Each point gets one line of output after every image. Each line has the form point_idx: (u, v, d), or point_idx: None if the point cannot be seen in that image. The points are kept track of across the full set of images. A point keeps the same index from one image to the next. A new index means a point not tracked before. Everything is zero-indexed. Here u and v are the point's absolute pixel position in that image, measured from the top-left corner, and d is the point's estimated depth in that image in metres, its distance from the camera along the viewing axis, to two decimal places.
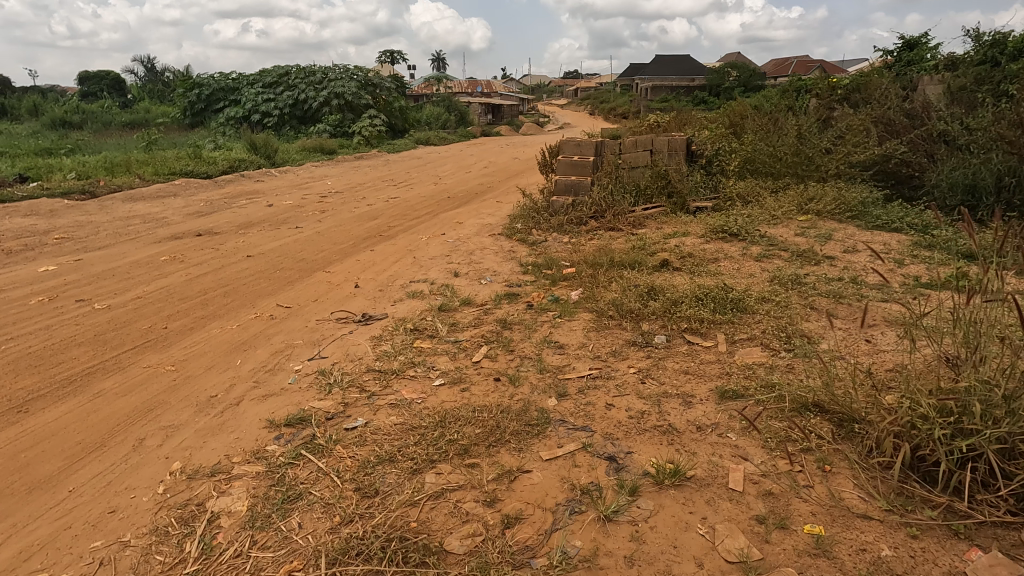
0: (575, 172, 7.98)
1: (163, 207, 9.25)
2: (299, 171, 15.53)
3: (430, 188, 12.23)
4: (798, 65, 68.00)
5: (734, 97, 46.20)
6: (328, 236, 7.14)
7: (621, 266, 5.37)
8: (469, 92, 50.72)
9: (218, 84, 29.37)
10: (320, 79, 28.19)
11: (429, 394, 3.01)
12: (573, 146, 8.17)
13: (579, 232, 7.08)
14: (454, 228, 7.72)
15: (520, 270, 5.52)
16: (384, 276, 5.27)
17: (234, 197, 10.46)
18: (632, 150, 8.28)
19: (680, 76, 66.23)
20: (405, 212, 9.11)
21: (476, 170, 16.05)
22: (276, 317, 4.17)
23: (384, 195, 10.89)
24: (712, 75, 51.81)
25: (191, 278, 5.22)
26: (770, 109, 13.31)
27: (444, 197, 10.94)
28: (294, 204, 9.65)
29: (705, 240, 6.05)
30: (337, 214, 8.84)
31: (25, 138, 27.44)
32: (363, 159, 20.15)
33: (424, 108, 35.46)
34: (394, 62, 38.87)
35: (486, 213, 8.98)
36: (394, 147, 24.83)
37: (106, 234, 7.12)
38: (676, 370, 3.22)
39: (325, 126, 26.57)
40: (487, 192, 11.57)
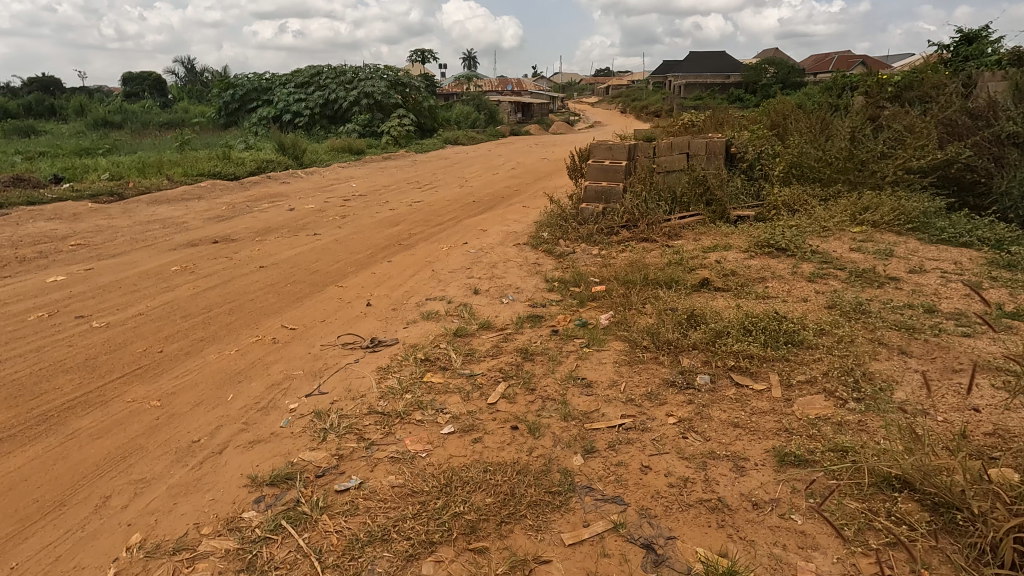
0: (606, 177, 7.52)
1: (186, 211, 9.14)
2: (325, 172, 15.42)
3: (455, 191, 11.90)
4: (840, 61, 65.55)
5: (771, 94, 44.70)
6: (346, 245, 6.85)
7: (656, 285, 4.90)
8: (498, 91, 50.44)
9: (252, 84, 29.71)
10: (351, 79, 28.24)
11: (436, 445, 2.63)
12: (604, 150, 7.72)
13: (610, 244, 6.62)
14: (477, 237, 7.34)
15: (545, 287, 5.11)
16: (399, 293, 4.92)
17: (257, 200, 10.31)
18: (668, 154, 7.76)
19: (716, 73, 64.55)
20: (428, 218, 8.78)
21: (503, 172, 15.66)
22: (279, 340, 3.85)
23: (407, 199, 10.60)
24: (750, 71, 50.24)
25: (198, 292, 4.97)
26: (816, 108, 12.53)
27: (469, 202, 10.59)
28: (315, 209, 9.43)
29: (749, 255, 5.53)
30: (358, 219, 8.57)
31: (67, 138, 28.28)
32: (391, 160, 20.01)
33: (454, 107, 35.28)
34: (425, 61, 38.82)
35: (511, 220, 8.59)
36: (422, 147, 24.70)
37: (122, 240, 6.99)
38: (724, 422, 2.76)
39: (354, 125, 26.59)
40: (514, 195, 11.17)
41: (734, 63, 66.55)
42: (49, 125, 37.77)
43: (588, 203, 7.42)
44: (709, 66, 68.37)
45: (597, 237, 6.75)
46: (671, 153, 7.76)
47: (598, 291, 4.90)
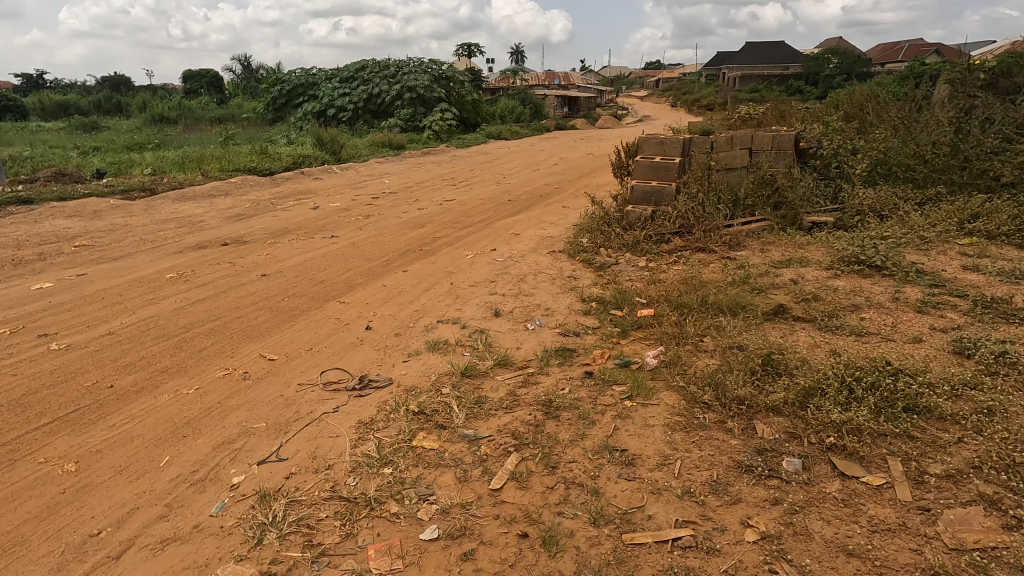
0: (656, 176, 6.60)
1: (209, 209, 8.78)
2: (361, 168, 14.99)
3: (491, 189, 11.14)
4: (912, 49, 61.08)
5: (836, 86, 41.88)
6: (362, 249, 6.21)
7: (717, 311, 4.00)
8: (545, 85, 49.46)
9: (298, 79, 29.90)
10: (395, 72, 27.95)
11: (409, 564, 1.88)
12: (655, 144, 6.82)
13: (659, 254, 5.71)
14: (507, 242, 6.56)
15: (580, 308, 4.28)
16: (407, 312, 4.20)
17: (284, 197, 9.88)
18: (729, 150, 6.77)
19: (774, 64, 61.31)
20: (457, 219, 8.07)
21: (545, 169, 14.80)
22: (251, 376, 3.17)
23: (439, 197, 9.93)
24: (812, 62, 47.34)
25: (184, 306, 4.39)
26: (898, 97, 11.08)
27: (505, 200, 9.81)
28: (341, 207, 8.89)
29: (832, 274, 4.53)
30: (382, 219, 7.95)
31: (124, 133, 29.24)
32: (430, 155, 19.49)
33: (498, 101, 34.58)
34: (470, 55, 38.29)
35: (548, 222, 7.78)
36: (464, 142, 24.10)
37: (132, 240, 6.62)
38: (830, 545, 1.88)
39: (396, 120, 26.28)
40: (554, 194, 10.32)
41: (794, 54, 63.06)
42: (112, 121, 39.42)
43: (635, 205, 6.52)
44: (767, 56, 65.07)
45: (643, 245, 5.86)
46: (732, 149, 6.77)
47: (645, 317, 4.03)
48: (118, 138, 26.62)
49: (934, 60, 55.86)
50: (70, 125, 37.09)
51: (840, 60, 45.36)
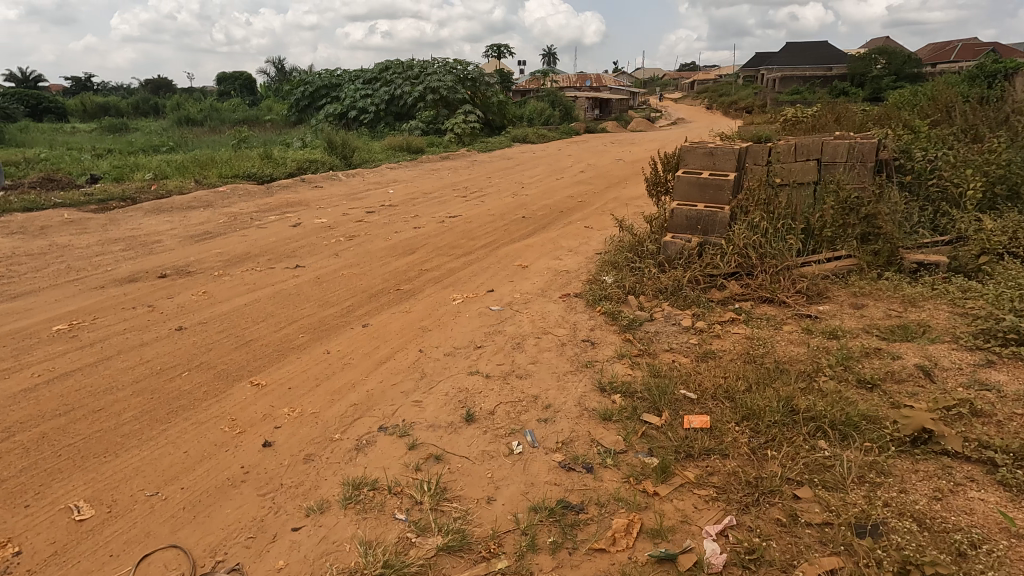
0: (703, 196, 5.15)
1: (177, 225, 7.67)
2: (369, 175, 13.83)
3: (505, 201, 9.74)
4: (968, 49, 57.40)
5: (885, 88, 39.26)
6: (325, 288, 4.91)
7: (814, 430, 2.53)
8: (575, 87, 48.05)
9: (321, 80, 29.15)
10: (418, 73, 26.86)
11: None
12: (701, 155, 5.39)
13: (709, 305, 4.22)
14: (510, 280, 5.16)
15: (596, 407, 2.88)
16: (338, 410, 2.85)
17: (269, 211, 8.72)
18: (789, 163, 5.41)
19: (818, 63, 58.21)
20: (457, 242, 6.72)
21: (570, 177, 13.32)
22: (22, 566, 1.89)
23: (442, 212, 8.58)
24: (860, 60, 44.53)
25: (40, 383, 3.16)
26: (993, 96, 9.23)
27: (518, 217, 8.39)
28: (326, 225, 7.66)
29: (982, 361, 3.00)
30: (367, 243, 6.66)
31: (146, 135, 29.02)
32: (449, 160, 18.29)
33: (526, 103, 33.21)
34: (499, 56, 37.08)
35: (567, 249, 6.36)
36: (488, 146, 22.91)
37: (58, 267, 5.50)
38: None
39: (417, 122, 25.22)
40: (576, 210, 8.86)
41: (840, 53, 59.82)
42: (142, 123, 39.62)
43: (674, 233, 5.03)
44: (810, 57, 62.11)
45: (687, 290, 4.36)
46: (793, 162, 5.39)
47: (697, 434, 2.60)
48: (140, 140, 26.33)
49: (994, 59, 52.11)
50: (102, 126, 37.35)
51: (891, 60, 42.56)
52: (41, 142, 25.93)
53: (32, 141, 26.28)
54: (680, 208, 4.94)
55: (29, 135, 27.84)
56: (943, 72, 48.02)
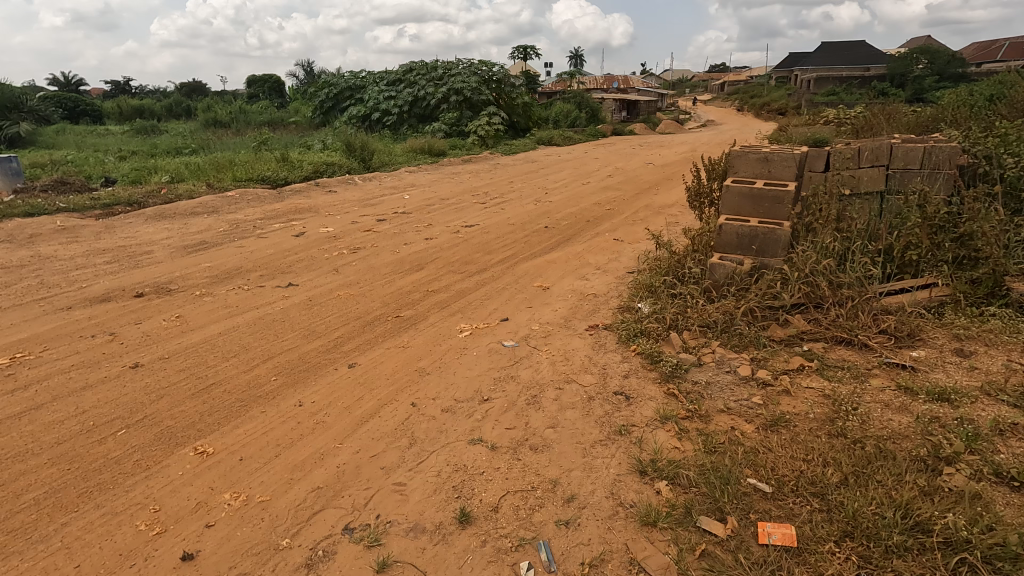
0: (758, 209, 4.40)
1: (176, 233, 7.17)
2: (387, 179, 13.31)
3: (527, 209, 9.04)
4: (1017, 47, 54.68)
5: (929, 88, 37.43)
6: (316, 314, 4.27)
7: (951, 567, 1.77)
8: (602, 89, 47.19)
9: (345, 81, 28.93)
10: (442, 74, 26.41)
11: None
12: (754, 162, 4.65)
13: (771, 346, 3.44)
14: (528, 305, 4.45)
15: (636, 503, 2.16)
16: (295, 498, 2.20)
17: (275, 219, 8.20)
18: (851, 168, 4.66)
19: (855, 64, 56.17)
20: (471, 256, 6.05)
21: (596, 182, 12.58)
22: None
23: (458, 221, 7.93)
24: (900, 60, 42.68)
25: None
26: None
27: (541, 227, 7.67)
28: (332, 235, 7.07)
29: None
30: (372, 256, 6.04)
31: (173, 137, 29.22)
32: (470, 163, 17.70)
33: (552, 105, 32.51)
34: (526, 57, 36.49)
35: (594, 267, 5.62)
36: (512, 149, 22.30)
37: (30, 283, 4.98)
38: None
39: (441, 125, 24.77)
40: (604, 220, 8.11)
41: (879, 53, 57.65)
42: (173, 125, 40.12)
43: (723, 254, 4.30)
44: (847, 57, 59.95)
45: (741, 326, 3.58)
46: (855, 167, 4.65)
47: (784, 565, 1.85)
48: (167, 141, 26.41)
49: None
50: (134, 128, 37.91)
51: (934, 60, 40.70)
52: (71, 144, 26.20)
53: (63, 144, 26.58)
54: (731, 224, 4.20)
55: (62, 137, 28.23)
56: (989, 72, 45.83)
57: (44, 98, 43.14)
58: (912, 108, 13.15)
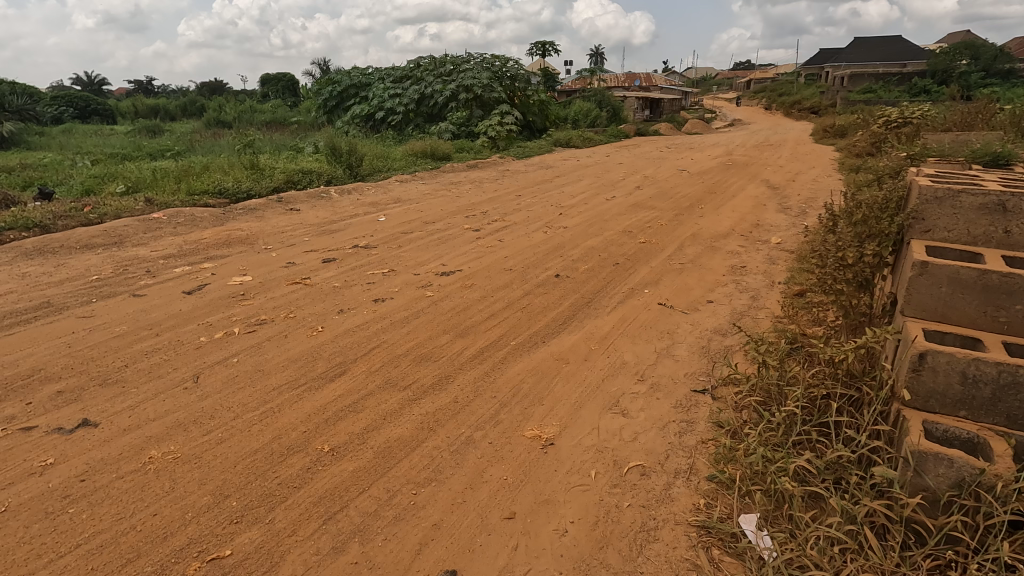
0: (992, 313, 2.15)
1: (25, 286, 5.01)
2: (371, 191, 11.15)
3: (532, 241, 6.76)
4: None
5: (980, 87, 34.40)
6: (52, 542, 2.03)
7: None
8: (624, 86, 44.79)
9: (348, 79, 26.88)
10: (451, 70, 24.29)
11: None
12: (973, 210, 2.33)
13: None
14: (504, 514, 2.15)
15: None
16: None
17: (186, 257, 6.04)
18: None
19: (891, 58, 52.79)
20: (432, 344, 3.75)
21: (623, 197, 10.23)
22: None
23: (433, 264, 5.66)
24: (944, 53, 39.58)
25: None
26: None
27: (548, 275, 5.36)
28: (242, 290, 4.86)
29: None
30: (274, 342, 3.78)
31: (167, 137, 27.53)
32: (475, 170, 15.51)
33: (571, 103, 30.20)
34: (544, 54, 34.19)
35: (634, 377, 3.28)
36: (525, 151, 20.06)
37: None
38: None
39: (448, 125, 22.60)
40: (640, 263, 5.80)
41: (917, 48, 54.35)
42: (177, 125, 38.76)
43: (927, 414, 2.04)
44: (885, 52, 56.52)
45: None
46: None
47: None
48: (159, 143, 24.70)
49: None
50: (137, 127, 36.52)
51: (979, 54, 37.66)
52: (58, 145, 24.66)
53: (50, 144, 25.05)
54: (944, 356, 1.98)
55: (54, 138, 26.73)
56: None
57: (52, 98, 42.18)
58: (1006, 107, 10.66)
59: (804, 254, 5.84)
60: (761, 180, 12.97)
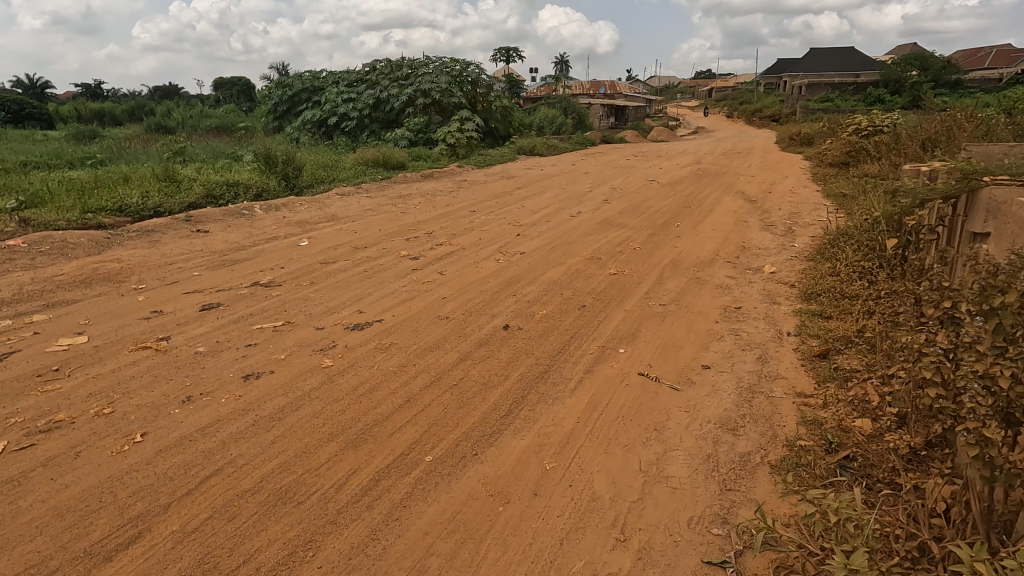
0: None
1: None
2: (303, 206, 9.75)
3: (480, 274, 5.53)
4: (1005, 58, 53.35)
5: (933, 97, 35.05)
6: None
7: None
8: (590, 93, 44.29)
9: (300, 83, 25.29)
10: (408, 73, 22.96)
11: None
12: None
13: None
14: None
15: None
16: None
17: (18, 303, 4.57)
18: None
19: (846, 68, 53.87)
20: (306, 465, 2.47)
21: (589, 213, 9.08)
22: None
23: (346, 312, 4.36)
24: (896, 64, 40.30)
25: None
26: None
27: (495, 326, 4.12)
28: (60, 361, 3.47)
29: None
30: (50, 471, 2.41)
31: (98, 143, 25.34)
32: (430, 181, 14.24)
33: (535, 110, 29.23)
34: (508, 60, 33.23)
35: (611, 536, 2.09)
36: (487, 159, 18.87)
37: None
38: None
39: (404, 131, 21.19)
40: (612, 305, 4.65)
41: (871, 59, 55.66)
42: (118, 130, 36.27)
43: None
44: (842, 62, 57.68)
45: None
46: None
47: None
48: (88, 149, 22.60)
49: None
50: (70, 132, 33.79)
51: (929, 66, 38.53)
52: None
53: None
54: None
55: None
56: (980, 80, 44.10)
57: None
58: (990, 116, 10.01)
59: (809, 291, 4.78)
60: (736, 191, 12.06)
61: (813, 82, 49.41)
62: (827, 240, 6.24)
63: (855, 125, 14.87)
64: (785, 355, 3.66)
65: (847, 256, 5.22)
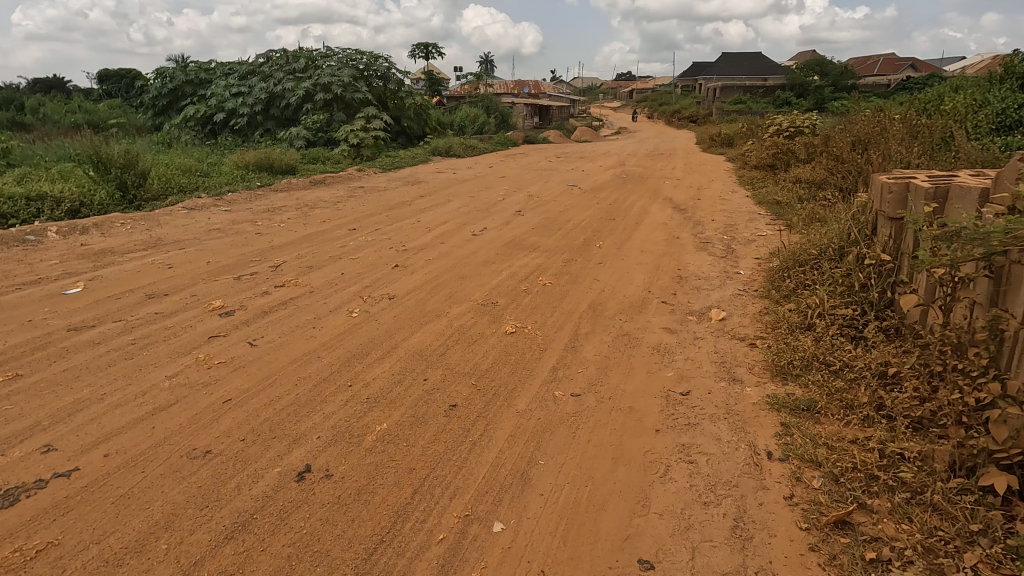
0: None
1: None
2: (127, 227, 7.48)
3: (312, 342, 3.70)
4: (891, 65, 57.34)
5: (836, 100, 36.37)
6: None
7: None
8: (514, 92, 43.06)
9: (183, 75, 22.17)
10: (306, 65, 20.46)
11: None
12: None
13: None
14: None
15: None
16: None
17: None
18: None
19: (756, 72, 55.90)
20: None
21: (495, 231, 7.42)
22: None
23: (16, 456, 2.43)
24: (802, 69, 41.79)
25: None
26: None
27: (283, 474, 2.34)
28: None
29: None
30: None
31: None
32: (320, 188, 12.13)
33: (453, 109, 27.36)
34: (425, 56, 31.24)
35: None
36: (395, 162, 16.88)
37: None
38: None
39: (301, 130, 18.73)
40: (498, 401, 2.98)
41: (778, 65, 58.06)
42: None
43: None
44: (751, 66, 59.83)
45: None
46: None
47: None
48: None
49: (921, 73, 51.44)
50: None
51: (832, 71, 40.20)
52: None
53: None
54: None
55: None
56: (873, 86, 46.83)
57: None
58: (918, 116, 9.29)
59: (780, 359, 3.33)
60: (663, 198, 10.85)
61: (728, 84, 50.68)
62: (782, 268, 4.88)
63: (777, 125, 14.18)
64: (776, 516, 2.13)
65: (819, 300, 3.83)
